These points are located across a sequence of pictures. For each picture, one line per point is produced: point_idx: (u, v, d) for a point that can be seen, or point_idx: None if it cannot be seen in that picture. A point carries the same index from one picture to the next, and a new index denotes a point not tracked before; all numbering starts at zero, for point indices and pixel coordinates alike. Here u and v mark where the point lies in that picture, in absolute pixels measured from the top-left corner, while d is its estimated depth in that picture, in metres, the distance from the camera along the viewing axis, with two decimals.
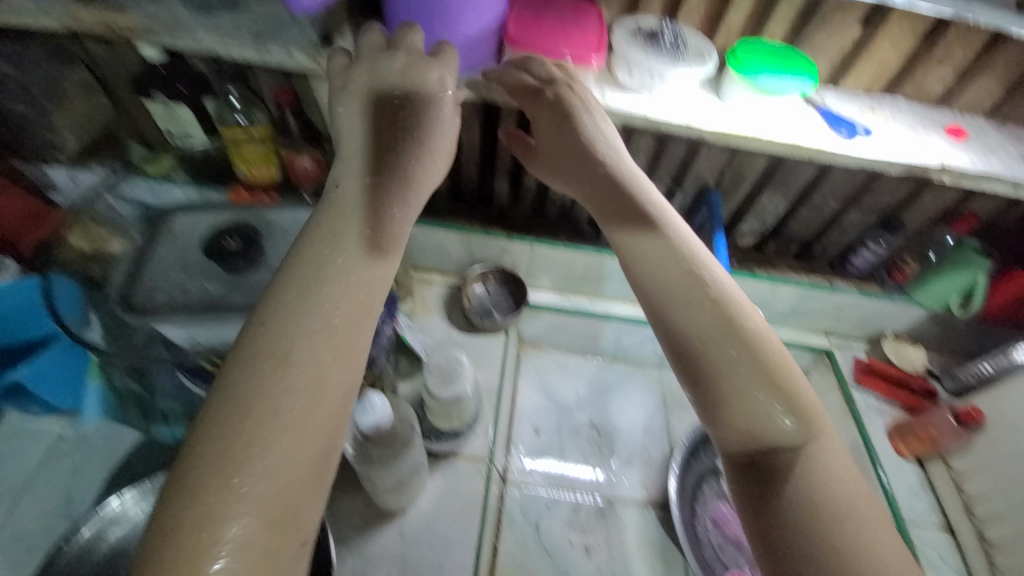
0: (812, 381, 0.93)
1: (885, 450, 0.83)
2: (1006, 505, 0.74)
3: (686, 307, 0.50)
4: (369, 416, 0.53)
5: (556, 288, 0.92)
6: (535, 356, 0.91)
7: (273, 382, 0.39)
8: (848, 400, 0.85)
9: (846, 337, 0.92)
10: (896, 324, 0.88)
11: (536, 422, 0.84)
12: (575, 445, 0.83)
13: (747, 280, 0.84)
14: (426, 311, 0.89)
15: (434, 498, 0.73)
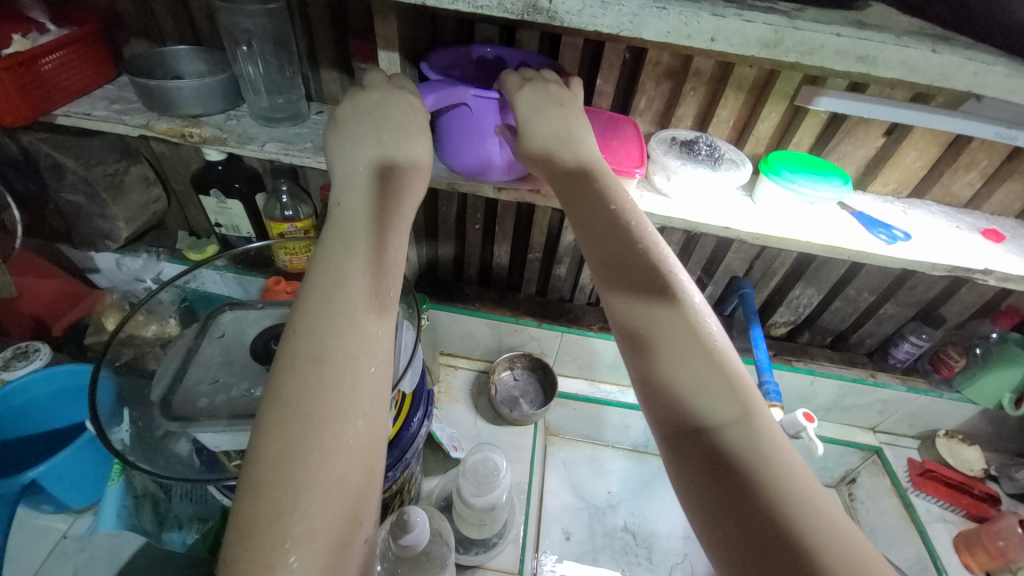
0: (862, 481, 0.87)
1: (955, 566, 0.75)
2: None
3: (688, 379, 0.38)
4: (412, 534, 0.49)
5: (585, 376, 0.90)
6: (564, 448, 0.88)
7: (284, 440, 0.34)
8: (906, 505, 0.79)
9: (893, 433, 0.88)
10: (947, 421, 0.84)
11: (567, 525, 0.78)
12: (610, 554, 0.76)
13: (785, 372, 0.81)
14: (452, 399, 0.87)
15: None
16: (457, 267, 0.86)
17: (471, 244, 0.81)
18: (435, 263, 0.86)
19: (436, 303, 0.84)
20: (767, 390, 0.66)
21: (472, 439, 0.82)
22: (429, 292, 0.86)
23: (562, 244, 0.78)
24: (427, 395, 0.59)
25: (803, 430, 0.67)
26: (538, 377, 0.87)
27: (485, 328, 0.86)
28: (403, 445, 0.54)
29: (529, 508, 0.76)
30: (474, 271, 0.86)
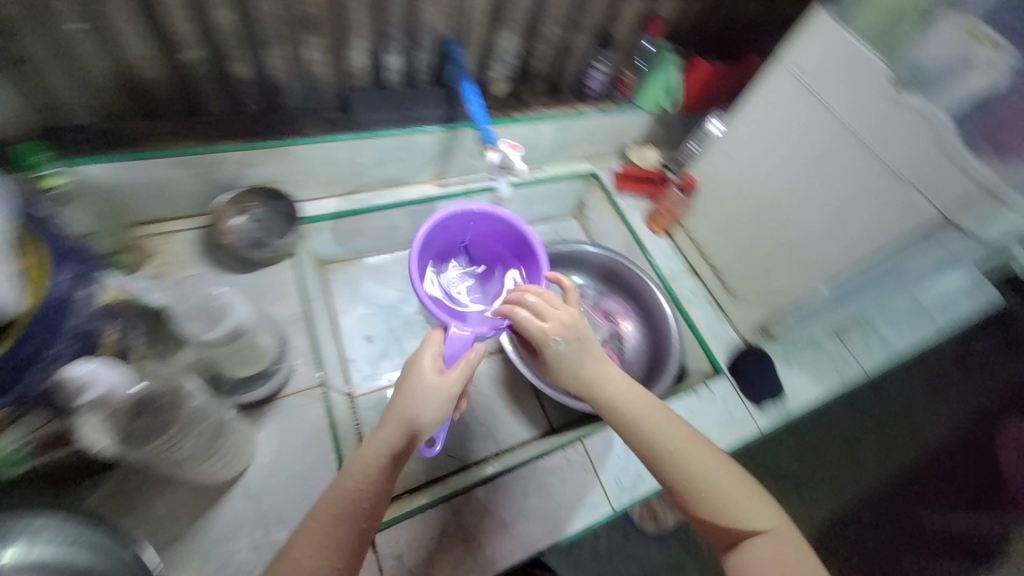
0: (588, 204, 1.09)
1: (645, 233, 1.02)
2: (720, 240, 0.93)
3: (639, 425, 0.58)
4: (96, 384, 0.44)
5: (333, 193, 0.84)
6: (343, 272, 0.89)
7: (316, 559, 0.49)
8: (613, 206, 1.02)
9: (602, 156, 1.06)
10: (634, 133, 1.03)
11: (367, 331, 0.85)
12: (416, 336, 0.86)
13: (510, 125, 0.87)
14: (179, 266, 0.74)
15: (274, 445, 0.67)
16: (96, 97, 0.64)
17: (93, 59, 0.60)
18: (58, 98, 0.63)
19: (85, 156, 0.64)
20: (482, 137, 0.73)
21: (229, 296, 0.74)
22: (72, 147, 0.65)
23: (216, 31, 0.63)
24: (76, 253, 0.54)
25: (514, 160, 0.73)
26: (272, 208, 0.77)
27: (178, 173, 0.70)
28: (57, 313, 0.49)
29: (317, 335, 0.76)
30: (129, 100, 0.66)
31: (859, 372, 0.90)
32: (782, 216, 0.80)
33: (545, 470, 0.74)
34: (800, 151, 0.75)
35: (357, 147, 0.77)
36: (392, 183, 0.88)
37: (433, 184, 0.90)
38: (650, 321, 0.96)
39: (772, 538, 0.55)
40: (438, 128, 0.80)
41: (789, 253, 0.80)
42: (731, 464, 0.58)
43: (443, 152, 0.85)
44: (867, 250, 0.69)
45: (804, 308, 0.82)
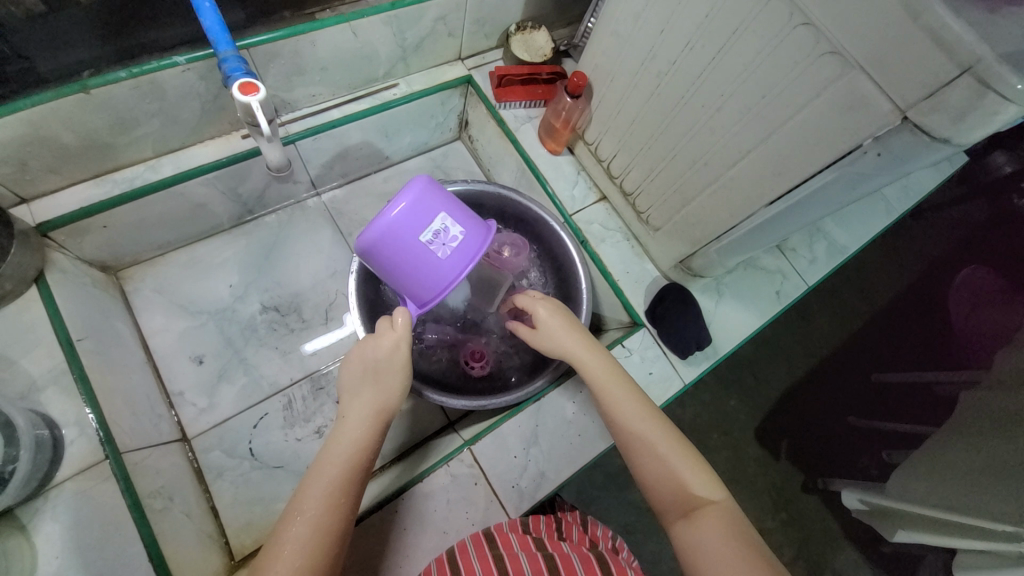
0: (471, 121, 1.06)
1: (542, 154, 0.97)
2: (624, 160, 0.85)
3: (611, 406, 0.63)
4: None
5: (81, 177, 0.74)
6: (146, 275, 0.86)
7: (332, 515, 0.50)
8: (500, 122, 0.97)
9: (479, 56, 1.00)
10: (513, 4, 0.92)
11: (186, 349, 0.84)
12: (231, 326, 0.86)
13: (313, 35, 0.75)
14: None
15: (56, 549, 0.55)
16: None
17: None
18: None
19: None
20: (228, 71, 0.59)
21: None
22: None
23: None
24: None
25: (250, 105, 0.58)
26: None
27: None
28: None
29: (86, 383, 0.64)
30: None
31: (799, 288, 0.97)
32: (694, 130, 0.69)
33: (416, 505, 0.70)
34: (767, 58, 0.55)
35: (101, 103, 0.65)
36: (175, 149, 0.79)
37: (236, 137, 0.81)
38: (558, 266, 0.95)
39: (720, 513, 0.55)
40: (188, 59, 0.66)
41: (710, 175, 0.70)
42: (684, 442, 0.61)
43: (221, 88, 0.73)
44: (860, 137, 0.51)
45: (737, 237, 0.74)
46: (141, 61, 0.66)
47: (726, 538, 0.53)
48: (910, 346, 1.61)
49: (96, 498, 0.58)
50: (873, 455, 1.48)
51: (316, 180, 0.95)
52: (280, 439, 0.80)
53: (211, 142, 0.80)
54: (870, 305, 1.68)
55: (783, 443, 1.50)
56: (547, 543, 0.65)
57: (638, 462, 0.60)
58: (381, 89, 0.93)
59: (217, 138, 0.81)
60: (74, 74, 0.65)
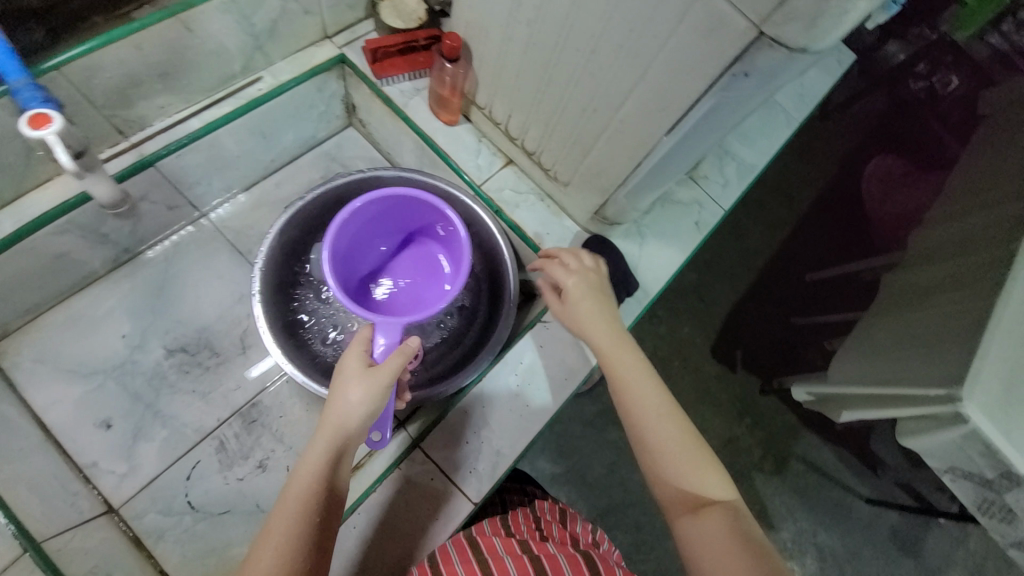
0: (358, 104, 0.98)
1: (439, 128, 0.91)
2: (520, 120, 0.81)
3: (628, 400, 0.64)
4: None
5: None
6: (21, 347, 0.76)
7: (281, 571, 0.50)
8: (386, 100, 0.90)
9: (347, 30, 0.91)
10: None
11: (92, 416, 0.76)
12: (138, 380, 0.78)
13: (134, 40, 0.65)
14: None
15: None
16: None
17: None
18: None
19: None
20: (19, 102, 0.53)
21: None
22: None
23: None
24: None
25: (47, 139, 0.52)
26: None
27: None
28: None
29: None
30: None
31: (716, 214, 0.99)
32: (575, 78, 0.66)
33: None
34: None
35: None
36: (8, 201, 0.68)
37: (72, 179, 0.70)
38: (481, 243, 0.92)
39: (725, 516, 0.57)
40: None
41: (600, 121, 0.68)
42: (699, 442, 0.62)
43: None
44: (726, 60, 0.49)
45: (640, 180, 0.73)
46: None
47: (730, 540, 0.55)
48: (833, 242, 1.71)
49: None
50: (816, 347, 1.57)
51: (195, 201, 0.86)
52: (219, 485, 0.75)
53: (42, 190, 0.69)
54: (795, 211, 1.75)
55: (738, 354, 1.58)
56: (531, 544, 0.71)
57: (648, 457, 0.62)
58: (243, 86, 0.84)
59: (55, 178, 0.70)
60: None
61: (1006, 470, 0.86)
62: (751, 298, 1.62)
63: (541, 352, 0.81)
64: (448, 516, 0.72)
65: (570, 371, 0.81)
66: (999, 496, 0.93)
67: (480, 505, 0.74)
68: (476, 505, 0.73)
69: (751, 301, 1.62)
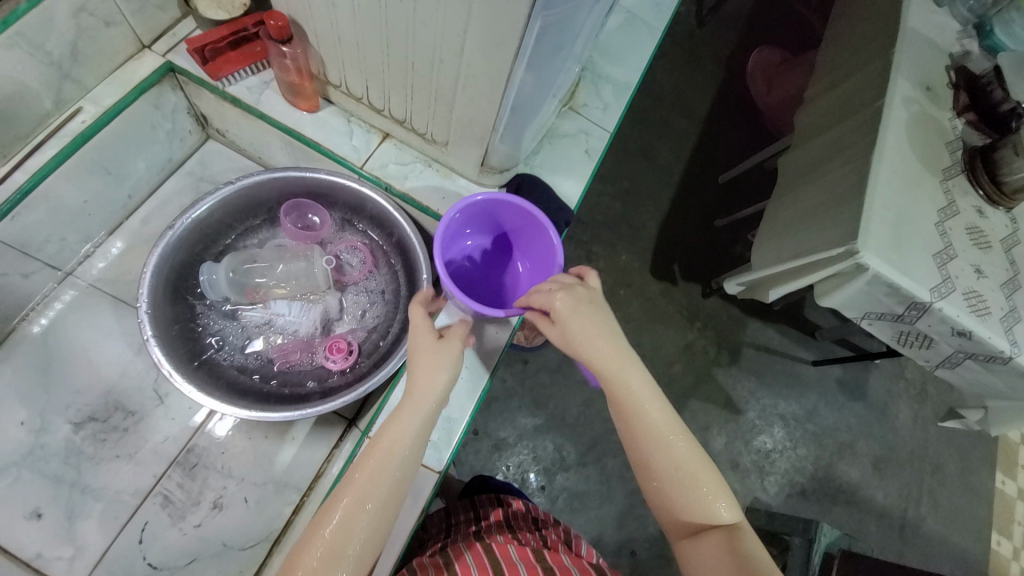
0: (207, 114, 0.90)
1: (300, 117, 0.86)
2: (377, 89, 0.78)
3: (637, 424, 0.61)
4: None
5: None
6: None
7: (359, 522, 0.53)
8: (234, 101, 0.84)
9: (165, 35, 0.82)
10: None
11: (13, 515, 0.70)
12: (59, 461, 0.73)
13: None
14: None
15: None
16: None
17: None
18: None
19: None
20: None
21: None
22: None
23: None
24: None
25: None
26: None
27: None
28: None
29: None
30: None
31: (603, 138, 1.01)
32: (411, 31, 0.64)
33: None
34: None
35: None
36: None
37: None
38: (376, 221, 0.89)
39: (726, 541, 0.56)
40: None
41: (450, 71, 0.67)
42: (707, 469, 0.59)
43: None
44: None
45: (509, 122, 0.74)
46: None
47: (725, 568, 0.55)
48: (731, 139, 1.78)
49: None
50: (740, 241, 1.68)
51: (54, 261, 0.79)
52: (178, 536, 0.72)
53: None
54: (695, 119, 1.79)
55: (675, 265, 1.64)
56: (547, 553, 0.77)
57: (655, 484, 0.60)
58: (62, 121, 0.75)
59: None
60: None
61: (907, 299, 0.94)
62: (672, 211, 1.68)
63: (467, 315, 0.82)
64: (416, 496, 0.73)
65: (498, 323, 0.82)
66: (913, 326, 1.01)
67: (444, 475, 0.76)
68: (441, 475, 0.75)
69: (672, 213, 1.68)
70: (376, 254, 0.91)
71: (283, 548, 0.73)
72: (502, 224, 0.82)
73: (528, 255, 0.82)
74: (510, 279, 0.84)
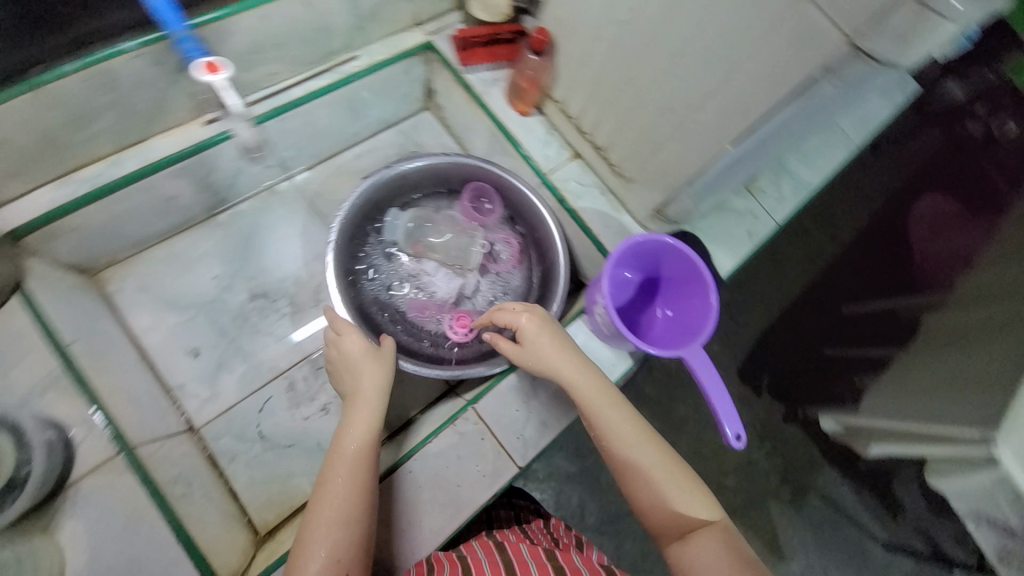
0: (437, 89, 1.04)
1: (512, 116, 0.96)
2: (594, 116, 0.87)
3: (607, 429, 0.64)
4: None
5: (42, 180, 0.71)
6: (127, 276, 0.85)
7: (352, 496, 0.59)
8: (466, 87, 0.97)
9: (437, 19, 0.97)
10: None
11: (178, 347, 0.83)
12: (228, 320, 0.86)
13: (265, 7, 0.72)
14: None
15: (83, 547, 0.60)
16: None
17: None
18: None
19: None
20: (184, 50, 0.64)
21: None
22: None
23: None
24: None
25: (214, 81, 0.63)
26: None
27: None
28: None
29: (85, 387, 0.66)
30: None
31: (768, 227, 1.01)
32: (659, 78, 0.70)
33: (432, 463, 0.75)
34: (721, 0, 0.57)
35: (49, 101, 0.63)
36: (136, 141, 0.76)
37: (197, 126, 0.79)
38: (536, 235, 0.96)
39: (709, 536, 0.57)
40: (138, 45, 0.64)
41: (675, 122, 0.73)
42: (677, 460, 0.62)
43: (176, 73, 0.71)
44: (805, 73, 0.54)
45: (706, 182, 0.78)
46: (90, 49, 0.63)
47: (723, 559, 0.55)
48: (878, 268, 1.53)
49: (116, 487, 0.64)
50: (849, 382, 1.38)
51: (286, 164, 0.94)
52: (287, 420, 0.83)
53: (172, 131, 0.78)
54: (839, 239, 1.61)
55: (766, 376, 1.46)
56: (558, 554, 0.71)
57: (637, 495, 0.61)
58: (342, 61, 0.91)
59: (180, 125, 0.79)
60: (25, 71, 0.61)
61: None
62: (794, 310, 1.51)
63: (592, 337, 0.86)
64: (495, 480, 0.76)
65: (616, 357, 0.86)
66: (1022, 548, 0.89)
67: (523, 472, 0.78)
68: (519, 471, 0.77)
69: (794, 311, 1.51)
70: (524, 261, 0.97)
71: None
72: (661, 269, 0.86)
73: (675, 305, 0.85)
74: (649, 320, 0.88)
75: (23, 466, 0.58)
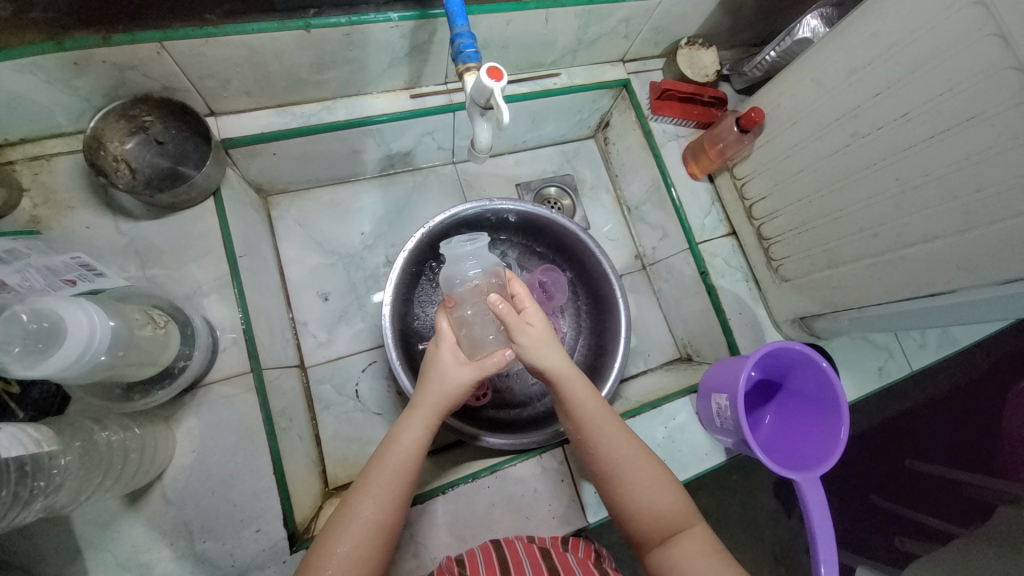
0: (612, 124, 1.05)
1: (683, 176, 0.96)
2: (773, 205, 0.84)
3: (593, 428, 0.65)
4: None
5: (266, 104, 0.78)
6: (291, 207, 0.92)
7: (376, 534, 0.56)
8: (648, 133, 0.95)
9: (642, 61, 0.98)
10: (689, 28, 0.92)
11: (313, 287, 0.89)
12: (369, 280, 0.93)
13: (513, 13, 0.75)
14: (59, 209, 0.66)
15: (196, 444, 0.64)
16: None
17: None
18: None
19: None
20: (461, 50, 0.57)
21: (127, 252, 0.68)
22: None
23: None
24: None
25: (491, 92, 0.53)
26: (185, 126, 0.72)
27: (104, 67, 0.62)
28: None
29: (241, 300, 0.71)
30: None
31: (902, 371, 0.90)
32: (876, 198, 0.67)
33: (509, 486, 0.74)
34: (995, 154, 0.53)
35: (308, 44, 0.68)
36: (350, 94, 0.81)
37: (405, 96, 0.84)
38: (600, 324, 0.93)
39: (691, 545, 0.59)
40: (402, 17, 0.68)
41: (874, 246, 0.69)
42: (659, 464, 0.64)
43: (414, 48, 0.75)
44: None
45: (878, 314, 0.73)
46: (359, 8, 0.67)
47: (706, 558, 0.58)
48: (959, 436, 1.27)
49: (237, 403, 0.66)
50: (886, 545, 1.20)
51: (456, 151, 0.98)
52: (382, 388, 0.87)
53: (385, 95, 0.83)
54: (925, 388, 1.29)
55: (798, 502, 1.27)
56: (552, 553, 0.65)
57: (624, 506, 0.62)
58: (544, 75, 0.93)
59: (388, 92, 0.83)
60: (299, 9, 0.66)
61: None
62: (876, 447, 1.27)
63: (695, 419, 0.83)
64: (564, 524, 0.74)
65: (710, 449, 0.82)
66: None
67: (590, 527, 0.75)
68: (587, 525, 0.75)
69: (873, 446, 1.27)
70: (571, 341, 0.95)
71: (441, 472, 0.80)
72: (791, 379, 0.82)
73: (789, 419, 0.82)
74: (756, 423, 0.85)
75: (180, 360, 0.62)
